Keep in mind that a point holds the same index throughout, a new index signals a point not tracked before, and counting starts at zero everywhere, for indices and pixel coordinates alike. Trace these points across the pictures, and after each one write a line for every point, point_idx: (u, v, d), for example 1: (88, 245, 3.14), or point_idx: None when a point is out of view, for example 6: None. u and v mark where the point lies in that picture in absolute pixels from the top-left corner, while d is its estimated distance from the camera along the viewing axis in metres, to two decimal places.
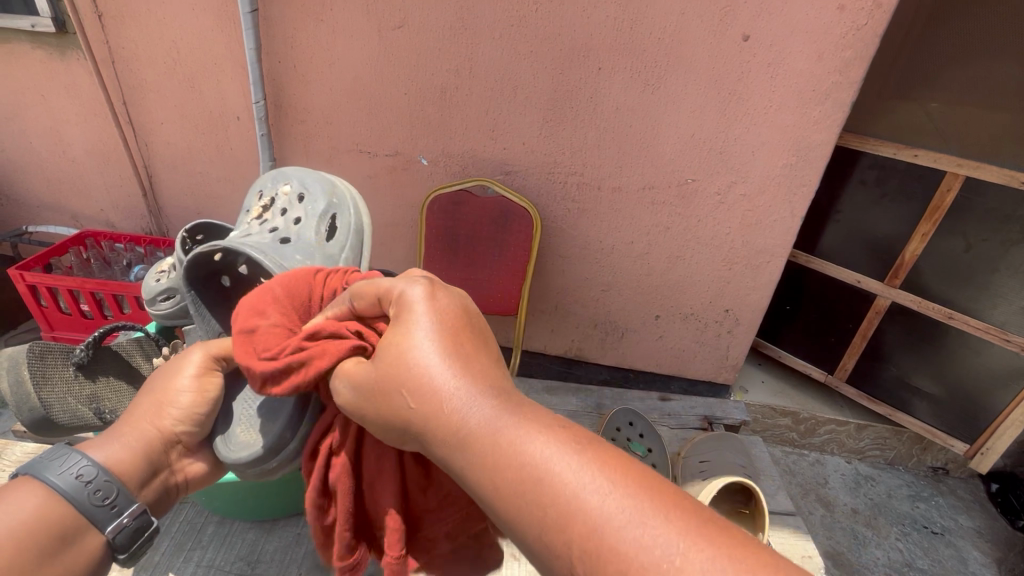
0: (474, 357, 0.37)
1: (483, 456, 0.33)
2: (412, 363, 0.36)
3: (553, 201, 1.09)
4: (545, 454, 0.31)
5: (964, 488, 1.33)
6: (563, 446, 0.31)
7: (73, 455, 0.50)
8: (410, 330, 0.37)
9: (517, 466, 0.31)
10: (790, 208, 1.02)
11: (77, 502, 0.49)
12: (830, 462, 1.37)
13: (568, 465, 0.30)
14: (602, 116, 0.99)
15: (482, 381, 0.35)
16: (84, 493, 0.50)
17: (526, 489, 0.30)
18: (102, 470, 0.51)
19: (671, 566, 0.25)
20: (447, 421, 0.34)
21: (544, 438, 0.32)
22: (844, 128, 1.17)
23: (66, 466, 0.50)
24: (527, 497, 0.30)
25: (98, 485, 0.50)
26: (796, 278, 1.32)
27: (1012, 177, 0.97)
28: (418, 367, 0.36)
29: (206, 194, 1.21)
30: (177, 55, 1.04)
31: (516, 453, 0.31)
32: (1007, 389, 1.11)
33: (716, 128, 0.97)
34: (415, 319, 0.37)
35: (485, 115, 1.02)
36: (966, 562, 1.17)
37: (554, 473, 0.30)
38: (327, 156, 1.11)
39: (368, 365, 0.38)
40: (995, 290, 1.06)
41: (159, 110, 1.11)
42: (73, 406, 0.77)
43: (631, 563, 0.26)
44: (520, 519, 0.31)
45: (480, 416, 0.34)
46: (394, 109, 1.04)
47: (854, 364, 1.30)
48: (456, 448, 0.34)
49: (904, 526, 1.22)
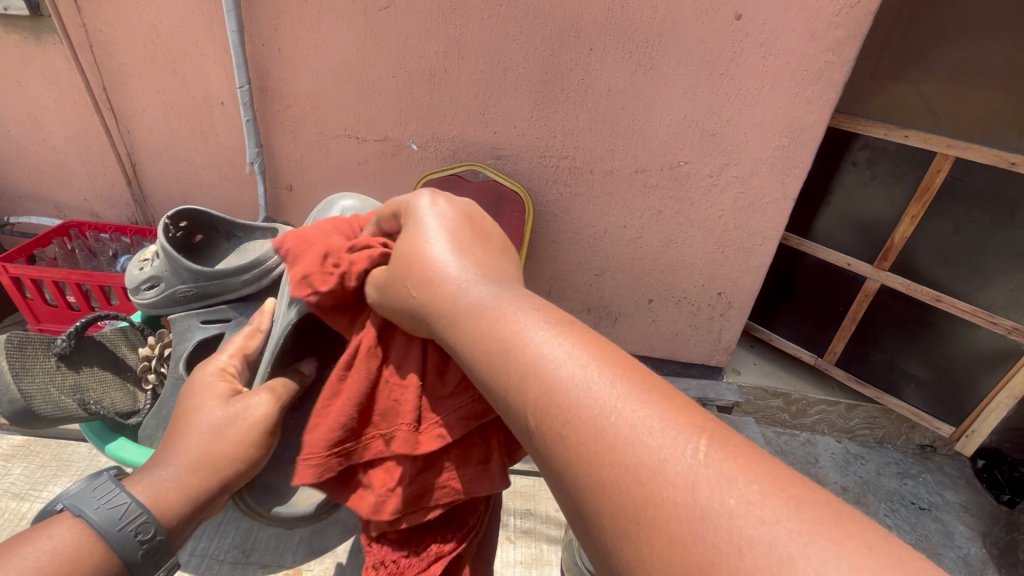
0: (483, 262, 0.40)
1: (499, 354, 0.33)
2: (437, 275, 0.40)
3: (546, 185, 1.08)
4: (555, 352, 0.31)
5: (950, 464, 1.36)
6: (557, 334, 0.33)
7: (132, 504, 0.47)
8: (436, 249, 0.41)
9: (550, 392, 0.30)
10: (782, 189, 1.02)
11: (116, 552, 0.45)
12: (820, 441, 1.39)
13: (597, 380, 0.29)
14: (594, 98, 0.97)
15: (492, 275, 0.39)
16: (133, 550, 0.46)
17: (537, 384, 0.31)
18: (152, 518, 0.47)
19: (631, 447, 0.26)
20: (449, 297, 0.38)
21: (556, 341, 0.32)
22: (835, 109, 1.16)
23: (124, 520, 0.46)
24: (528, 383, 0.31)
25: (151, 547, 0.47)
26: (789, 261, 1.33)
27: (1002, 159, 0.97)
28: (433, 267, 0.40)
29: (192, 182, 1.19)
30: (157, 38, 1.01)
31: (526, 357, 0.32)
32: (993, 370, 1.13)
33: (708, 110, 0.96)
34: (437, 242, 0.42)
35: (475, 97, 1.01)
36: (952, 536, 1.19)
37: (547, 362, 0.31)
38: (315, 142, 1.09)
39: (395, 267, 0.44)
40: (983, 271, 1.07)
41: (140, 96, 1.09)
42: (56, 396, 0.75)
43: (633, 473, 0.26)
44: (564, 472, 0.29)
45: (490, 303, 0.36)
46: (382, 93, 1.02)
47: (843, 347, 1.31)
48: (451, 327, 0.37)
49: (892, 503, 1.25)
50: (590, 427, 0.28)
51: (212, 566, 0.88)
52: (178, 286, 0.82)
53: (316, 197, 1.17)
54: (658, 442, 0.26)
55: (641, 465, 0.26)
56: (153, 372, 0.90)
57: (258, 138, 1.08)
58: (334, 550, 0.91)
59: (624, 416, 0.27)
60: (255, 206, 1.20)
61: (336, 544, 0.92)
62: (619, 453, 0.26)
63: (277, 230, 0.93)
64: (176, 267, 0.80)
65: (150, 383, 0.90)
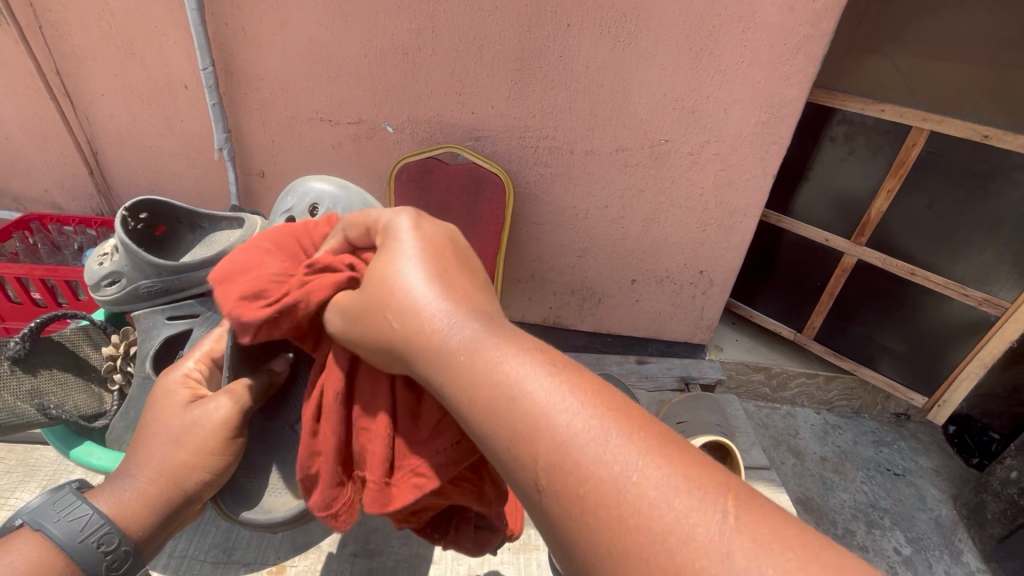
0: (461, 293, 0.37)
1: (489, 401, 0.32)
2: (407, 315, 0.37)
3: (526, 166, 1.07)
4: (547, 394, 0.30)
5: (923, 431, 1.40)
6: (544, 369, 0.32)
7: (92, 514, 0.47)
8: (403, 271, 0.38)
9: (535, 428, 0.29)
10: (762, 166, 1.02)
11: (81, 564, 0.46)
12: (800, 413, 1.43)
13: (585, 426, 0.28)
14: (572, 76, 0.95)
15: (466, 309, 0.36)
16: (97, 562, 0.46)
17: (521, 423, 0.30)
18: (117, 531, 0.48)
19: (629, 488, 0.26)
20: (430, 340, 0.35)
21: (546, 381, 0.31)
22: (814, 85, 1.16)
23: (85, 531, 0.46)
24: (511, 423, 0.30)
25: (116, 556, 0.47)
26: (769, 238, 1.34)
27: (976, 131, 0.98)
28: (407, 296, 0.37)
29: (158, 170, 1.14)
30: (113, 17, 0.96)
31: (524, 404, 0.30)
32: (964, 341, 1.16)
33: (688, 87, 0.95)
34: (406, 262, 0.38)
35: (451, 76, 0.98)
36: (925, 499, 1.24)
37: (525, 391, 0.31)
38: (286, 126, 1.06)
39: (361, 302, 0.40)
40: (956, 244, 1.09)
41: (97, 80, 1.03)
42: (10, 402, 0.71)
43: (628, 532, 0.25)
44: (556, 523, 0.28)
45: (478, 348, 0.34)
46: (355, 73, 0.98)
47: (822, 322, 1.33)
48: (433, 363, 0.35)
49: (868, 470, 1.29)
50: (597, 477, 0.27)
51: (195, 565, 0.87)
52: (140, 282, 0.79)
53: (290, 183, 1.14)
54: (638, 479, 0.26)
55: (637, 507, 0.25)
56: (118, 371, 0.88)
57: (226, 123, 1.04)
58: (320, 543, 0.91)
59: (613, 466, 0.27)
60: (227, 195, 1.16)
61: (322, 537, 0.92)
62: (618, 503, 0.26)
63: (245, 220, 0.88)
64: (137, 263, 0.77)
65: (116, 383, 0.88)
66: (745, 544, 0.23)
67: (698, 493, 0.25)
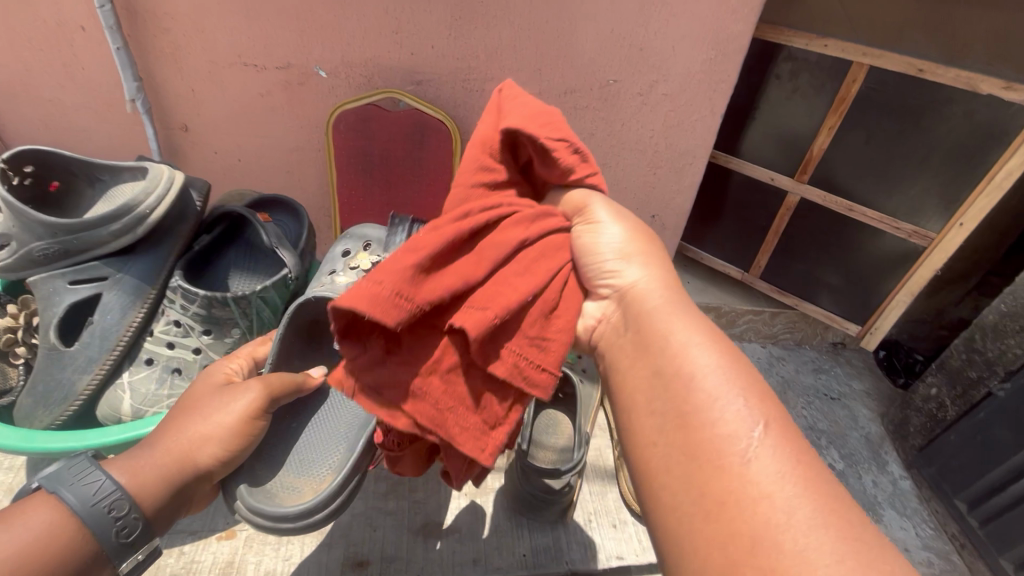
0: (651, 266, 0.58)
1: (660, 346, 0.51)
2: (616, 260, 0.57)
3: (473, 112, 1.02)
4: (708, 370, 0.47)
5: (857, 357, 1.51)
6: (707, 347, 0.49)
7: (106, 482, 0.54)
8: (605, 229, 0.59)
9: (699, 388, 0.47)
10: (710, 105, 1.02)
11: (100, 533, 0.52)
12: (748, 348, 1.50)
13: (730, 396, 0.46)
14: (517, 12, 0.90)
15: (659, 273, 0.58)
16: (109, 526, 0.53)
17: (681, 381, 0.47)
18: (132, 508, 0.54)
19: (737, 447, 0.43)
20: (639, 293, 0.55)
21: (716, 359, 0.48)
22: (760, 19, 1.14)
23: (97, 496, 0.53)
24: (674, 377, 0.48)
25: (125, 522, 0.54)
26: (718, 180, 1.36)
27: (912, 65, 1.01)
28: (614, 257, 0.57)
29: (64, 127, 1.03)
30: None
31: (686, 364, 0.48)
32: (896, 272, 1.23)
33: (635, 23, 0.92)
34: (609, 225, 0.59)
35: (386, 13, 0.91)
36: (857, 419, 1.35)
37: (696, 363, 0.48)
38: (206, 71, 0.96)
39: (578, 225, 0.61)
40: (891, 179, 1.13)
41: None
42: None
43: (721, 453, 0.43)
44: (676, 445, 0.45)
45: (662, 308, 0.54)
46: (278, 9, 0.89)
47: (767, 261, 1.38)
48: (649, 301, 0.55)
49: (808, 397, 1.38)
50: (719, 447, 0.43)
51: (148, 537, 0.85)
52: (33, 244, 0.74)
53: (217, 137, 1.05)
54: (754, 443, 0.43)
55: (739, 460, 0.42)
56: (21, 344, 0.83)
57: (136, 70, 0.93)
58: None
59: (728, 421, 0.44)
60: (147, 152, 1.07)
61: None
62: (729, 457, 0.42)
63: (145, 168, 0.82)
64: (25, 222, 0.72)
65: (21, 356, 0.84)
66: (800, 500, 0.40)
67: (800, 500, 0.40)
